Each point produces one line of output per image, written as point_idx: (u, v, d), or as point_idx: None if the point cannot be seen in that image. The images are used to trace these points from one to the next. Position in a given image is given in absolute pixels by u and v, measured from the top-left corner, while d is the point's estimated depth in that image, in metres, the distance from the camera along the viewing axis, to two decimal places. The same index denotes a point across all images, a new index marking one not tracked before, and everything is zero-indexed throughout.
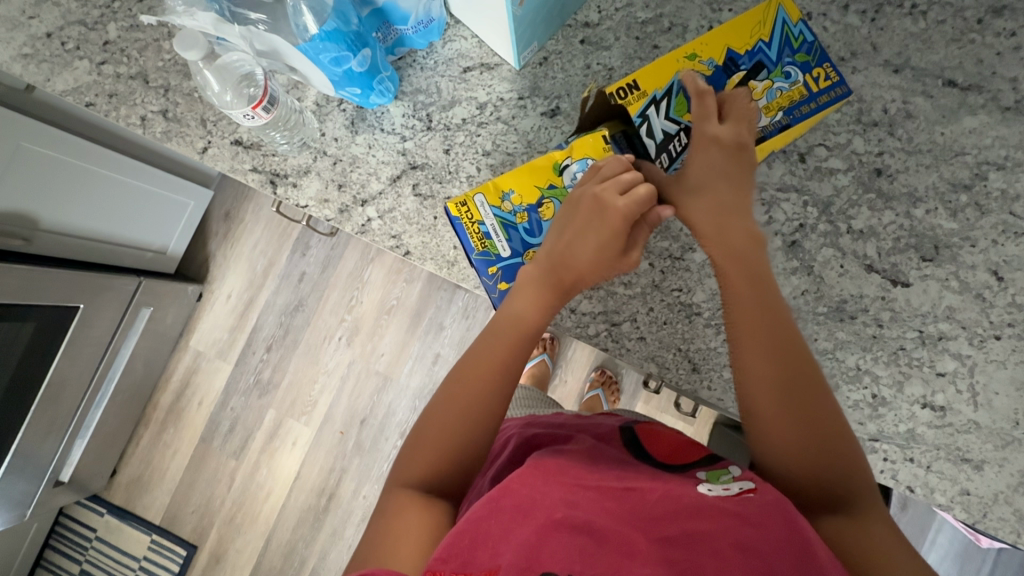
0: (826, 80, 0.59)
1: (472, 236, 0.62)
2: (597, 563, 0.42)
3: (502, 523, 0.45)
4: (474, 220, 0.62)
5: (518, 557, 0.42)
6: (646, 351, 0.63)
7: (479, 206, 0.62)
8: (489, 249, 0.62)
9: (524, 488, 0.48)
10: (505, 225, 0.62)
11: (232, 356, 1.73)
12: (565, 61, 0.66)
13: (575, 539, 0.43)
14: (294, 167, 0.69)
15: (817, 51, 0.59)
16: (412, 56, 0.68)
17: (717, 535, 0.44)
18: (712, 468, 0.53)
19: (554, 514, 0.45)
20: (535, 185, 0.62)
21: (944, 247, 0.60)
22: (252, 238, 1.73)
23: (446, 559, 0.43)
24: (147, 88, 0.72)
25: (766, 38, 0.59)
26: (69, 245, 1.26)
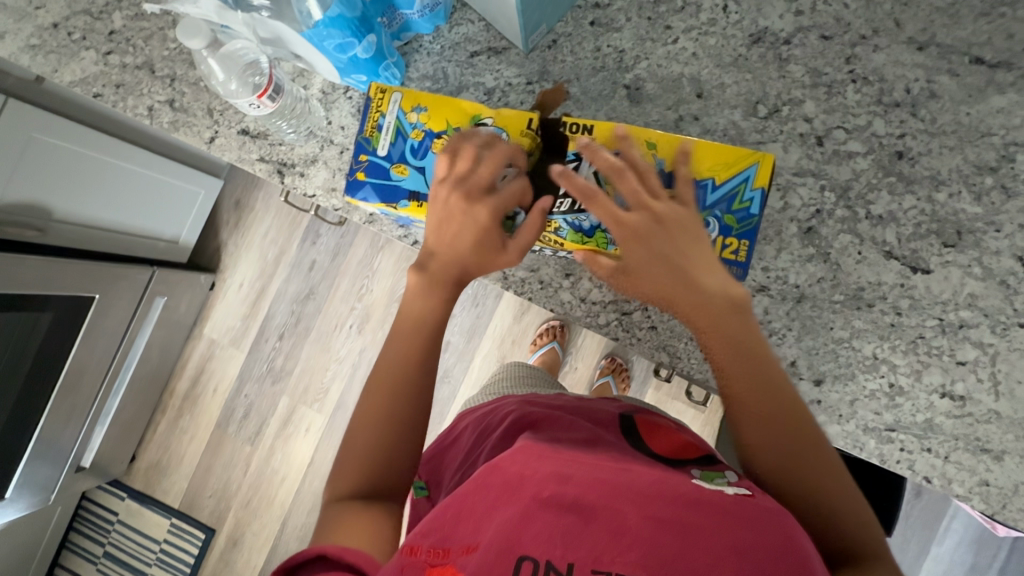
0: (732, 252, 0.54)
1: (368, 119, 0.58)
2: (580, 547, 0.39)
3: (487, 499, 0.43)
4: (379, 112, 0.58)
5: (498, 535, 0.39)
6: (658, 340, 0.62)
7: (392, 102, 0.57)
8: (371, 138, 0.58)
9: (514, 466, 0.46)
10: (399, 130, 0.57)
11: (245, 344, 1.75)
12: (575, 44, 0.65)
13: (560, 519, 0.40)
14: (302, 156, 0.68)
15: (749, 223, 0.54)
16: (418, 41, 0.66)
17: (717, 530, 0.41)
18: (707, 469, 0.51)
19: (542, 493, 0.42)
20: (446, 120, 0.57)
21: (967, 232, 0.58)
22: (262, 227, 1.74)
23: (427, 534, 0.42)
24: (153, 78, 0.71)
25: (719, 179, 0.54)
26: (84, 236, 1.27)
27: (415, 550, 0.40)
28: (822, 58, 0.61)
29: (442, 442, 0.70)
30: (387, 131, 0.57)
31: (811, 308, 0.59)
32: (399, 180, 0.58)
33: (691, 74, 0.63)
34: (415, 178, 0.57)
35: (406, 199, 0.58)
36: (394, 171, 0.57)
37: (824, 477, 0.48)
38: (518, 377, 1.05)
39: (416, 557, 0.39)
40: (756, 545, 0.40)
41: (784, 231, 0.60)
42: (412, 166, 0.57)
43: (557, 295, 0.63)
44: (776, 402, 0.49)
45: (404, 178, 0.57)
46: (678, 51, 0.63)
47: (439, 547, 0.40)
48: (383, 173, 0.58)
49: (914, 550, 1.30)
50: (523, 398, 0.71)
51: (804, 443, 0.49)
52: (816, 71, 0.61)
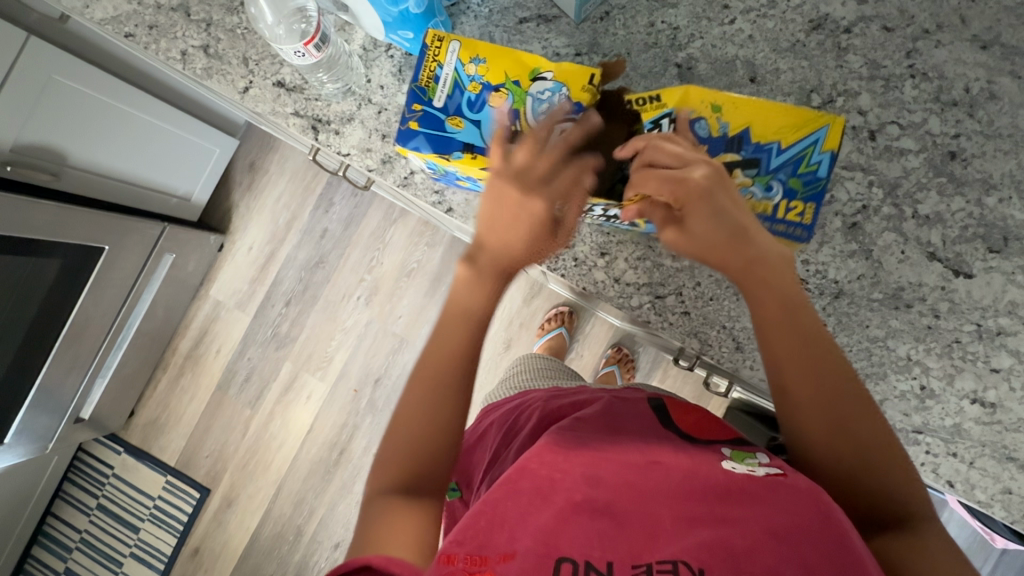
0: (796, 215, 0.54)
1: (423, 68, 0.56)
2: (618, 548, 0.39)
3: (520, 506, 0.42)
4: (436, 61, 0.56)
5: (537, 542, 0.39)
6: (689, 326, 0.61)
7: (450, 51, 0.56)
8: (427, 88, 0.57)
9: (543, 469, 0.45)
10: (455, 82, 0.56)
11: (251, 308, 1.73)
12: (628, 17, 0.63)
13: (594, 523, 0.41)
14: (338, 114, 0.67)
15: (815, 188, 0.53)
16: (466, 2, 0.64)
17: (748, 519, 0.40)
18: (738, 449, 0.50)
19: (574, 497, 0.42)
20: (504, 71, 0.56)
21: (1014, 239, 0.57)
22: (275, 191, 1.72)
23: (461, 541, 0.40)
24: (188, 21, 0.69)
25: (785, 143, 0.53)
26: (98, 186, 1.25)
27: (453, 558, 0.38)
28: (882, 50, 0.59)
29: (467, 437, 0.71)
30: (443, 81, 0.56)
31: (848, 304, 0.59)
32: (453, 133, 0.56)
33: (746, 57, 0.61)
34: (470, 132, 0.56)
35: (461, 150, 0.55)
36: (449, 123, 0.56)
37: (878, 458, 0.47)
38: (538, 368, 1.04)
39: (453, 566, 0.37)
40: (791, 526, 0.40)
41: (828, 225, 0.59)
42: (468, 118, 0.56)
43: (590, 274, 0.62)
44: (829, 390, 0.48)
45: (459, 130, 0.56)
46: (734, 33, 0.61)
47: (476, 554, 0.38)
48: (437, 124, 0.56)
49: None
50: (548, 393, 0.71)
51: (857, 428, 0.48)
52: (874, 63, 0.59)
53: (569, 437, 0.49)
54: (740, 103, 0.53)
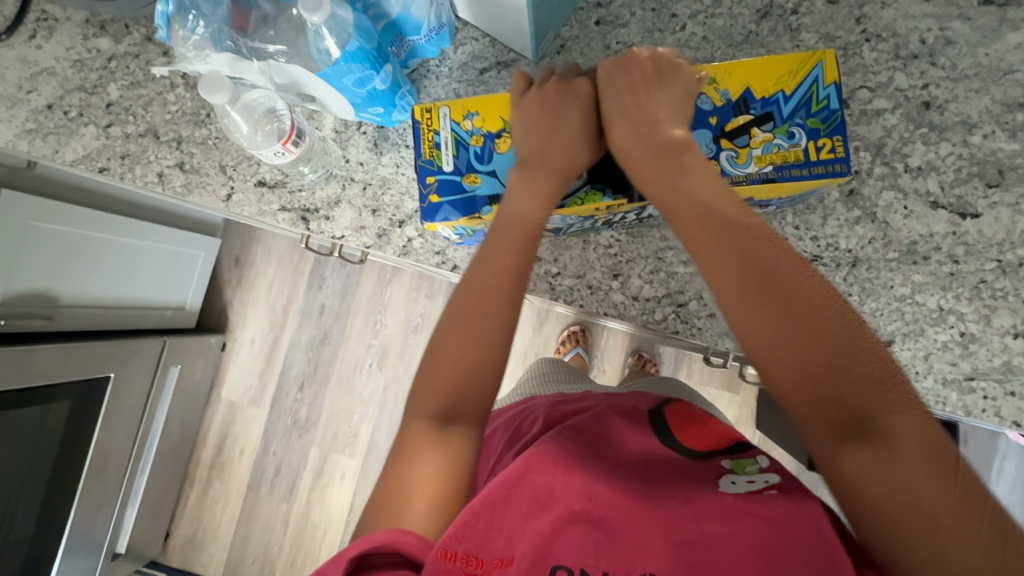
0: (829, 151, 0.53)
1: (423, 141, 0.59)
2: (610, 559, 0.45)
3: (519, 512, 0.47)
4: (432, 130, 0.59)
5: (532, 548, 0.45)
6: (719, 327, 0.60)
7: (441, 117, 0.58)
8: (433, 159, 0.59)
9: (543, 477, 0.49)
10: (457, 142, 0.59)
11: (266, 401, 1.71)
12: (584, 46, 0.65)
13: (587, 534, 0.46)
14: (324, 200, 0.67)
15: (835, 121, 0.53)
16: (425, 66, 0.66)
17: (736, 536, 0.44)
18: (737, 457, 0.52)
19: (574, 506, 0.47)
20: (500, 116, 0.59)
21: (1008, 169, 0.58)
22: (265, 279, 1.72)
23: (461, 538, 0.43)
24: (159, 143, 0.70)
25: (789, 90, 0.54)
26: (90, 317, 1.24)
27: (452, 555, 0.42)
28: (832, 23, 0.61)
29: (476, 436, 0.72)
30: (443, 145, 0.58)
31: (868, 270, 0.59)
32: (473, 190, 0.59)
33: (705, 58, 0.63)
34: (488, 183, 0.59)
35: (487, 203, 0.58)
36: (467, 183, 0.59)
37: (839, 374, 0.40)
38: (545, 373, 0.98)
39: (452, 564, 0.42)
40: (783, 541, 0.42)
41: (826, 198, 0.59)
42: (482, 172, 0.59)
43: (609, 297, 0.62)
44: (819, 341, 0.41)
45: (478, 186, 0.59)
46: (688, 37, 0.63)
47: (474, 555, 0.43)
48: (455, 188, 0.59)
49: None
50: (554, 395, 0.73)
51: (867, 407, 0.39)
52: (829, 36, 0.61)
53: (571, 444, 0.53)
54: (733, 68, 0.55)
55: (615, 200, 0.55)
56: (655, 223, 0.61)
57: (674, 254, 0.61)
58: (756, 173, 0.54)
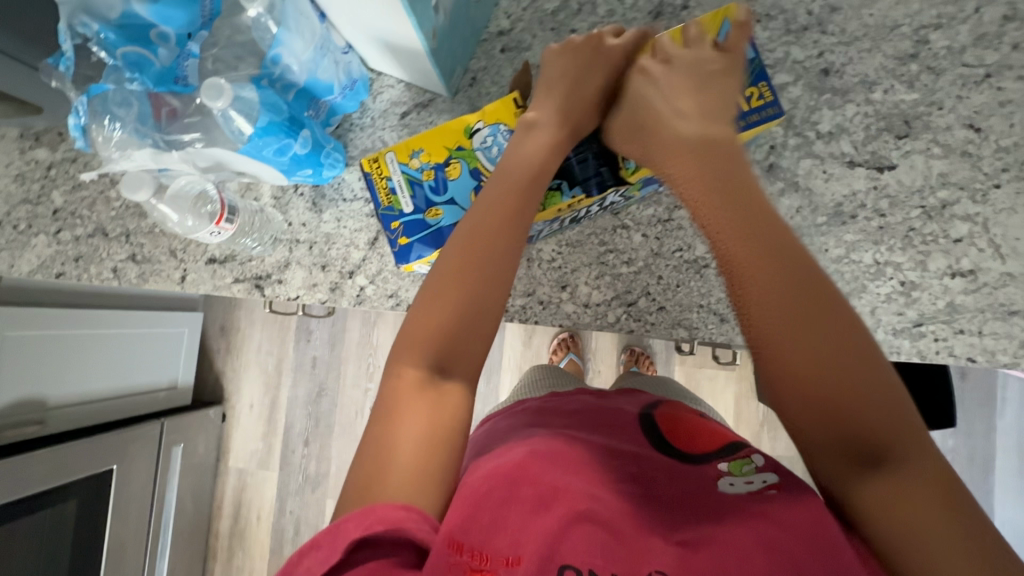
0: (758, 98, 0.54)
1: (378, 190, 0.59)
2: (618, 560, 0.43)
3: (523, 512, 0.46)
4: (384, 177, 0.59)
5: (541, 548, 0.43)
6: (671, 318, 0.62)
7: (389, 162, 0.59)
8: (392, 205, 0.59)
9: (544, 474, 0.48)
10: (410, 181, 0.58)
11: (274, 462, 1.71)
12: (495, 74, 0.67)
13: (597, 534, 0.44)
14: (274, 265, 0.69)
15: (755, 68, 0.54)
16: (348, 120, 0.68)
17: (741, 535, 0.43)
18: (734, 459, 0.52)
19: (576, 506, 0.45)
20: (444, 145, 0.58)
21: (914, 119, 0.60)
22: (253, 343, 1.73)
23: (466, 529, 0.44)
24: (109, 240, 0.71)
25: None
26: (83, 412, 1.25)
27: (459, 548, 0.42)
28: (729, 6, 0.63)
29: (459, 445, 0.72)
30: (398, 188, 0.58)
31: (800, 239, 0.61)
32: (437, 223, 0.58)
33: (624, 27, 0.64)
34: (451, 212, 0.58)
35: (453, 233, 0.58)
36: (430, 218, 0.59)
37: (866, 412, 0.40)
38: (530, 378, 0.98)
39: (460, 556, 0.42)
40: (783, 535, 0.42)
41: None
42: (443, 203, 0.58)
43: (561, 309, 0.63)
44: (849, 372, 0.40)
45: (441, 218, 0.58)
46: None
47: (479, 550, 0.43)
48: (420, 225, 0.59)
49: (981, 435, 1.36)
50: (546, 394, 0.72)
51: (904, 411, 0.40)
52: None
53: (569, 443, 0.52)
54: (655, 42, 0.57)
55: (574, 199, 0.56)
56: (614, 203, 0.61)
57: (615, 256, 0.63)
58: None
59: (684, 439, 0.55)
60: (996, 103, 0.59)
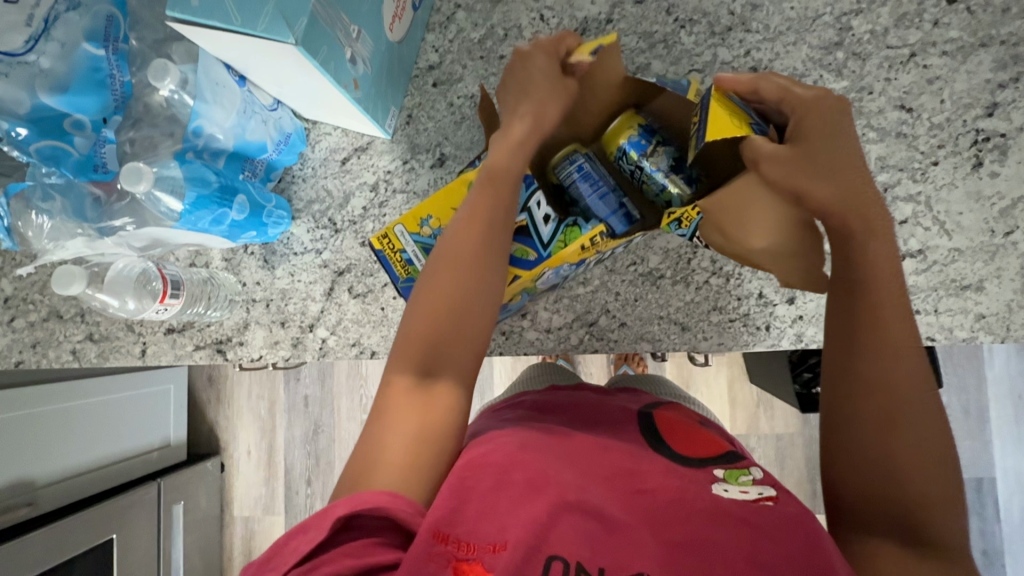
0: None
1: (394, 265, 0.58)
2: (606, 552, 0.42)
3: (512, 497, 0.44)
4: (396, 250, 0.57)
5: (526, 533, 0.42)
6: (633, 333, 0.62)
7: (400, 236, 0.57)
8: (413, 275, 0.58)
9: (536, 463, 0.47)
10: (427, 249, 0.57)
11: (279, 505, 1.70)
12: (429, 109, 0.66)
13: (584, 524, 0.44)
14: (233, 327, 0.68)
15: None
16: (289, 173, 0.67)
17: (729, 543, 0.42)
18: (730, 469, 0.50)
19: (567, 495, 0.44)
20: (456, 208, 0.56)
21: (846, 106, 0.60)
22: (243, 389, 1.72)
23: (455, 521, 0.42)
24: (64, 322, 0.70)
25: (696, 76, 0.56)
26: (75, 485, 1.23)
27: (444, 537, 0.41)
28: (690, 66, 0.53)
29: None
30: (416, 259, 0.58)
31: None
32: None
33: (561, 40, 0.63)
34: None
35: None
36: None
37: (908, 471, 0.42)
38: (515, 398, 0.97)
39: (444, 546, 0.41)
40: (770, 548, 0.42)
41: None
42: None
43: (524, 337, 0.63)
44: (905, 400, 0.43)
45: None
46: None
47: (463, 540, 0.42)
48: None
49: (972, 389, 1.37)
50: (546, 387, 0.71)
51: (951, 482, 0.42)
52: (647, 34, 0.63)
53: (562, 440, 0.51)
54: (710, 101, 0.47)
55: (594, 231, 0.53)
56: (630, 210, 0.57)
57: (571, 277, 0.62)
58: None
59: (679, 439, 0.53)
60: (924, 81, 0.59)
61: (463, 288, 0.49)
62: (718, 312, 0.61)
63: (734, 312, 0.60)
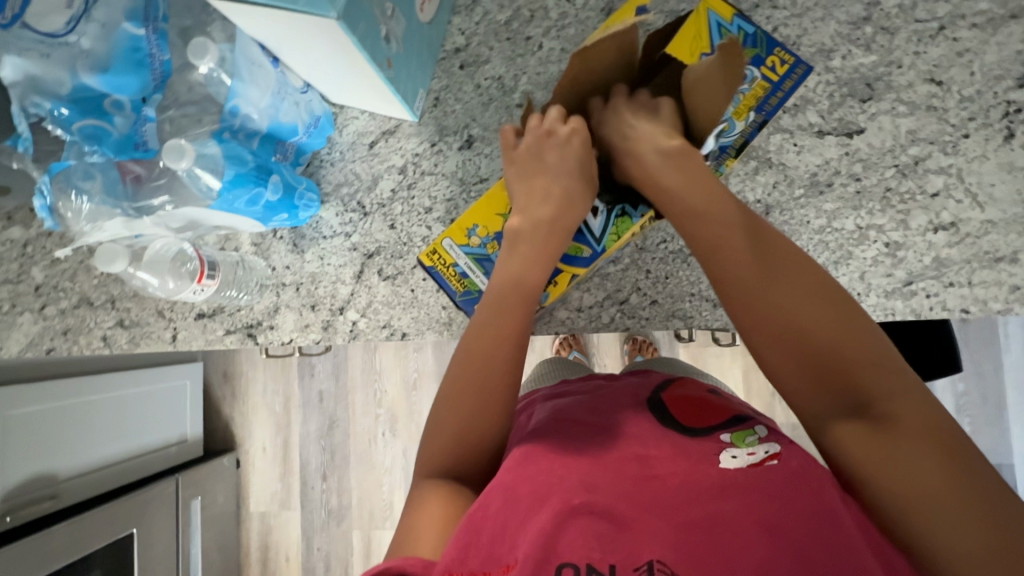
0: (783, 65, 0.57)
1: (450, 279, 0.58)
2: (618, 550, 0.40)
3: (519, 513, 0.43)
4: (450, 265, 0.58)
5: (534, 547, 0.39)
6: (665, 311, 0.62)
7: (449, 249, 0.57)
8: (471, 288, 0.58)
9: (541, 472, 0.46)
10: (478, 259, 0.57)
11: (295, 501, 1.70)
12: (456, 92, 0.67)
13: (592, 526, 0.41)
14: (263, 311, 0.68)
15: (763, 40, 0.56)
16: (317, 158, 0.68)
17: (739, 513, 0.41)
18: (736, 429, 0.50)
19: (572, 500, 0.42)
20: (496, 213, 0.57)
21: (876, 80, 0.60)
22: (258, 384, 1.72)
23: (465, 558, 0.40)
24: (95, 309, 0.71)
25: (708, 47, 0.56)
26: (97, 479, 1.23)
27: None
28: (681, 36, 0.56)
29: None
30: (470, 271, 0.57)
31: (781, 215, 0.60)
32: None
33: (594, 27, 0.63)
34: None
35: None
36: None
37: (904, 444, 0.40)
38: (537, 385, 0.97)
39: None
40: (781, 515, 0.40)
41: None
42: None
43: (555, 316, 0.63)
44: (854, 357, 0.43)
45: None
46: (548, 54, 0.66)
47: (481, 568, 0.40)
48: None
49: (991, 374, 1.37)
50: (555, 385, 0.69)
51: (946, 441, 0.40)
52: (673, 12, 0.63)
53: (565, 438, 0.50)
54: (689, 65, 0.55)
55: (644, 217, 0.55)
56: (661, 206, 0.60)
57: None
58: (748, 125, 0.57)
59: (684, 411, 0.53)
60: (954, 53, 0.59)
61: (489, 352, 0.49)
62: None
63: None
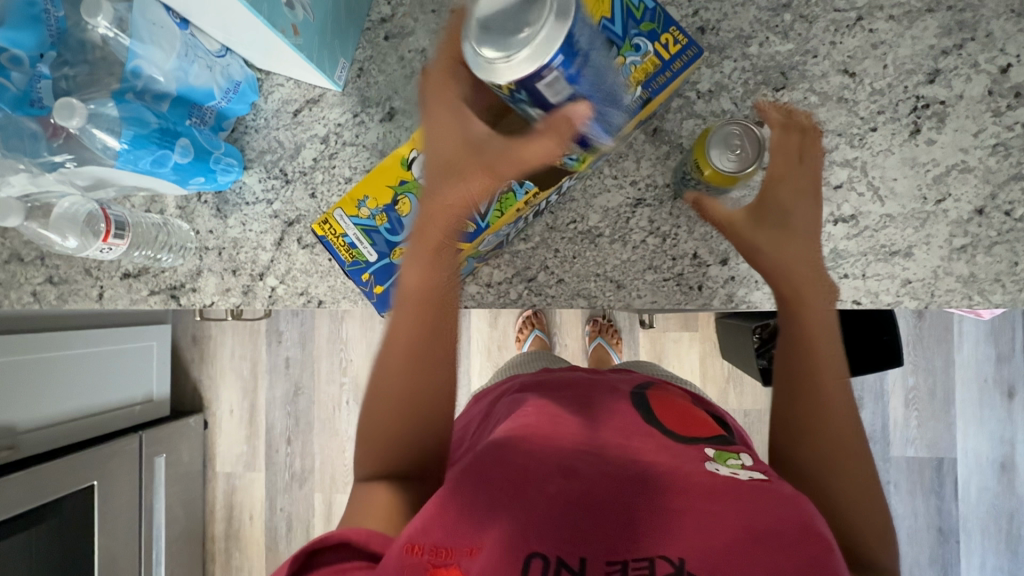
0: (676, 44, 0.55)
1: (338, 249, 0.60)
2: (591, 542, 0.41)
3: (491, 494, 0.44)
4: (339, 235, 0.60)
5: (505, 533, 0.41)
6: (570, 290, 0.63)
7: (340, 219, 0.59)
8: (358, 258, 0.60)
9: (521, 455, 0.47)
10: (366, 231, 0.59)
11: (260, 463, 1.75)
12: (380, 63, 0.67)
13: (566, 517, 0.42)
14: (186, 273, 0.69)
15: (660, 16, 0.55)
16: (242, 123, 0.68)
17: (727, 513, 0.41)
18: (722, 450, 0.50)
19: (547, 489, 0.44)
20: (387, 185, 0.57)
21: (790, 69, 0.60)
22: (226, 348, 1.75)
23: (428, 530, 0.42)
24: (25, 265, 0.72)
25: (610, 8, 0.52)
26: (56, 433, 1.25)
27: (418, 549, 0.41)
28: None
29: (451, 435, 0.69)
30: (358, 241, 0.59)
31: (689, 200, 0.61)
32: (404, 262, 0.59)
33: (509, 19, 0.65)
34: None
35: None
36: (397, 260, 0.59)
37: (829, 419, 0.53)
38: None
39: (418, 556, 0.40)
40: (766, 523, 0.40)
41: (634, 142, 0.61)
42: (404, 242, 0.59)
43: (465, 290, 0.64)
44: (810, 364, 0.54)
45: None
46: None
47: (442, 545, 0.41)
48: (390, 268, 0.60)
49: (941, 369, 1.38)
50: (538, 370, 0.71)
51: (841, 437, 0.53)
52: None
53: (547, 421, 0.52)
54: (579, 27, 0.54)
55: (529, 193, 0.55)
56: (569, 185, 0.61)
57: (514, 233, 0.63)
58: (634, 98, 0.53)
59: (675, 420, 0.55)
60: (869, 45, 0.59)
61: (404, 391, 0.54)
62: (653, 271, 0.62)
63: (668, 272, 0.62)
